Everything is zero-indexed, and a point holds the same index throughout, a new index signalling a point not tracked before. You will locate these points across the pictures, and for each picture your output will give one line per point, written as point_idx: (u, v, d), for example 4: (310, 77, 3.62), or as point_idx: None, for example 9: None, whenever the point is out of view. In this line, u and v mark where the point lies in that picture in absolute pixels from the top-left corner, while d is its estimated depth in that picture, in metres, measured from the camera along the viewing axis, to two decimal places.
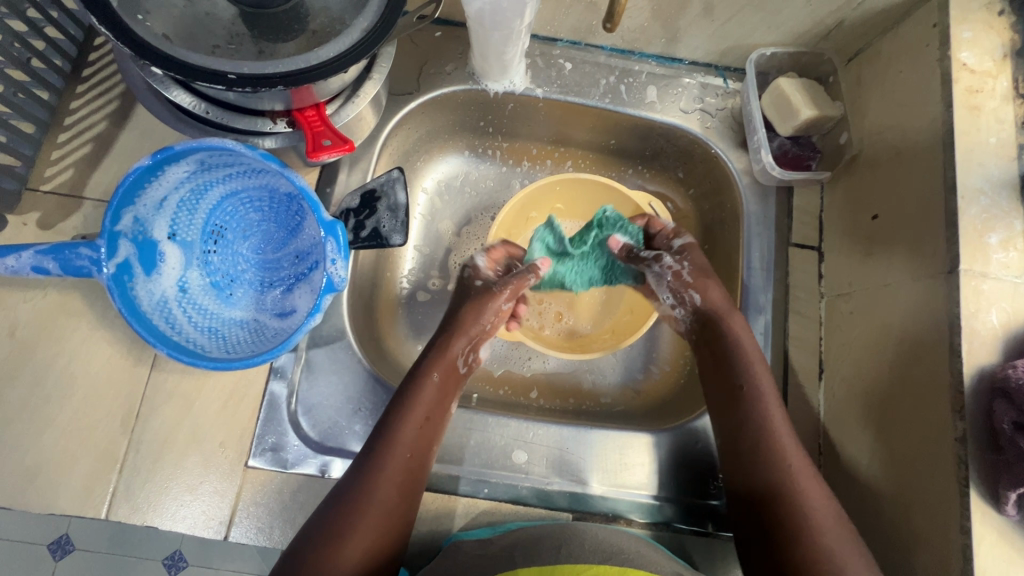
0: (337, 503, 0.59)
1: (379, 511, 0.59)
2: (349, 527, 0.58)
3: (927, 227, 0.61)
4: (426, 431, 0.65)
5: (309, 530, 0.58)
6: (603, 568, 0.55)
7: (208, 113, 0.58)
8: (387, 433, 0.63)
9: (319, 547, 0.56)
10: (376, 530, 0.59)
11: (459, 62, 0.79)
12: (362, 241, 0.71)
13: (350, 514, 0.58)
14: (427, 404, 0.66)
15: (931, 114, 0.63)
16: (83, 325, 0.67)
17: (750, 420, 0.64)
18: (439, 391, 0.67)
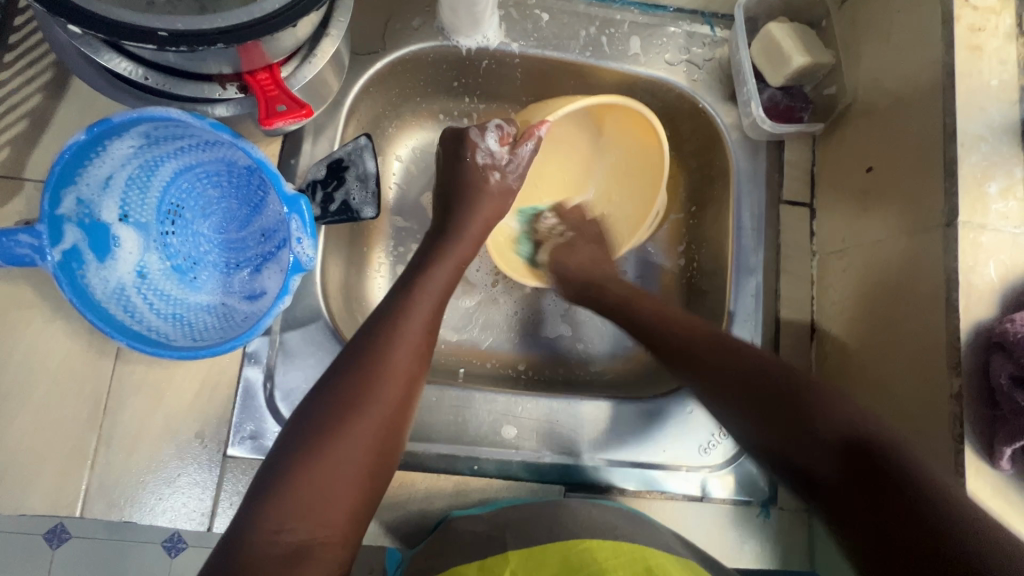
0: (352, 364, 0.55)
1: (397, 373, 0.56)
2: (366, 393, 0.53)
3: (924, 177, 0.58)
4: (437, 310, 0.63)
5: (308, 414, 0.52)
6: (597, 543, 0.53)
7: (148, 80, 0.52)
8: (399, 305, 0.60)
9: (336, 412, 0.52)
10: (394, 398, 0.55)
11: (427, 15, 0.73)
12: (331, 217, 0.66)
13: (366, 380, 0.54)
14: (441, 282, 0.64)
15: (930, 57, 0.59)
16: (38, 317, 0.63)
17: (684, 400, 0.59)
18: (453, 268, 0.66)
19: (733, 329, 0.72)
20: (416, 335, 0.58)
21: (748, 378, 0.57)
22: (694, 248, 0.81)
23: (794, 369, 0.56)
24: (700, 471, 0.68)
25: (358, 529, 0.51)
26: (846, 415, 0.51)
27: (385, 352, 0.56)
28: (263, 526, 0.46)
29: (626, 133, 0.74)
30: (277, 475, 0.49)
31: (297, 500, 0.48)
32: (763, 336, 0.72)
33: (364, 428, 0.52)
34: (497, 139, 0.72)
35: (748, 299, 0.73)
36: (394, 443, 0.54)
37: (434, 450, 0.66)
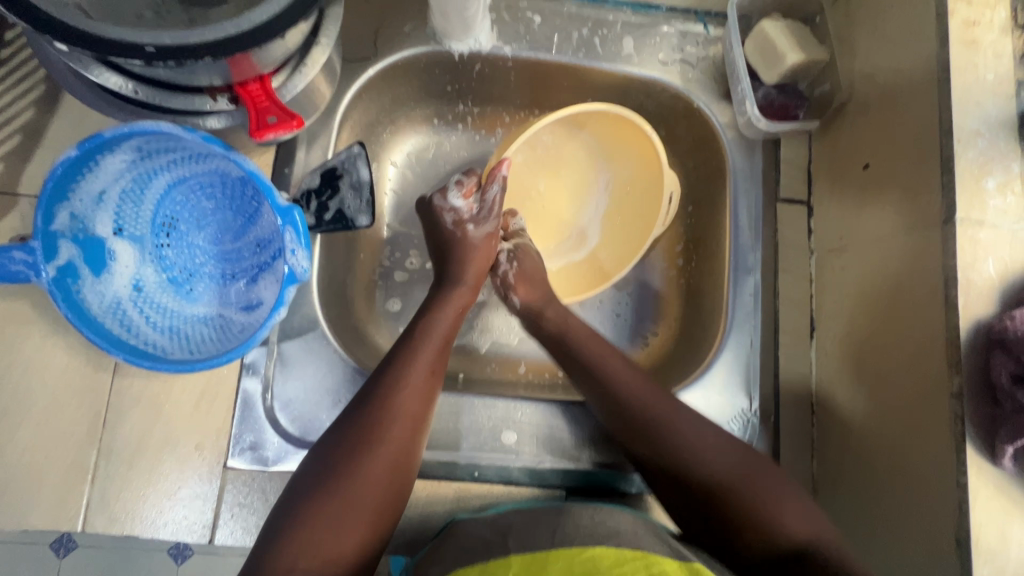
0: (360, 410, 0.55)
1: (404, 418, 0.55)
2: (374, 434, 0.54)
3: (921, 174, 0.58)
4: (444, 348, 0.63)
5: (315, 461, 0.53)
6: (600, 548, 0.53)
7: (138, 94, 0.52)
8: (408, 347, 0.60)
9: (343, 456, 0.52)
10: (401, 439, 0.54)
11: (418, 21, 0.73)
12: (326, 225, 0.66)
13: (373, 422, 0.54)
14: (447, 324, 0.64)
15: (925, 52, 0.59)
16: (35, 332, 0.63)
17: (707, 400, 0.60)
18: (455, 313, 0.66)
19: (732, 330, 0.71)
20: (423, 378, 0.58)
21: (707, 467, 0.57)
22: (691, 248, 0.81)
23: (738, 470, 0.56)
24: None
25: (368, 570, 0.51)
26: (789, 526, 0.53)
27: (392, 397, 0.56)
28: (272, 569, 0.47)
29: (623, 139, 0.74)
30: (287, 518, 0.49)
31: (307, 544, 0.48)
32: (763, 336, 0.71)
33: (374, 469, 0.52)
34: (459, 196, 0.72)
35: (747, 298, 0.72)
36: (404, 483, 0.54)
37: (435, 459, 0.66)
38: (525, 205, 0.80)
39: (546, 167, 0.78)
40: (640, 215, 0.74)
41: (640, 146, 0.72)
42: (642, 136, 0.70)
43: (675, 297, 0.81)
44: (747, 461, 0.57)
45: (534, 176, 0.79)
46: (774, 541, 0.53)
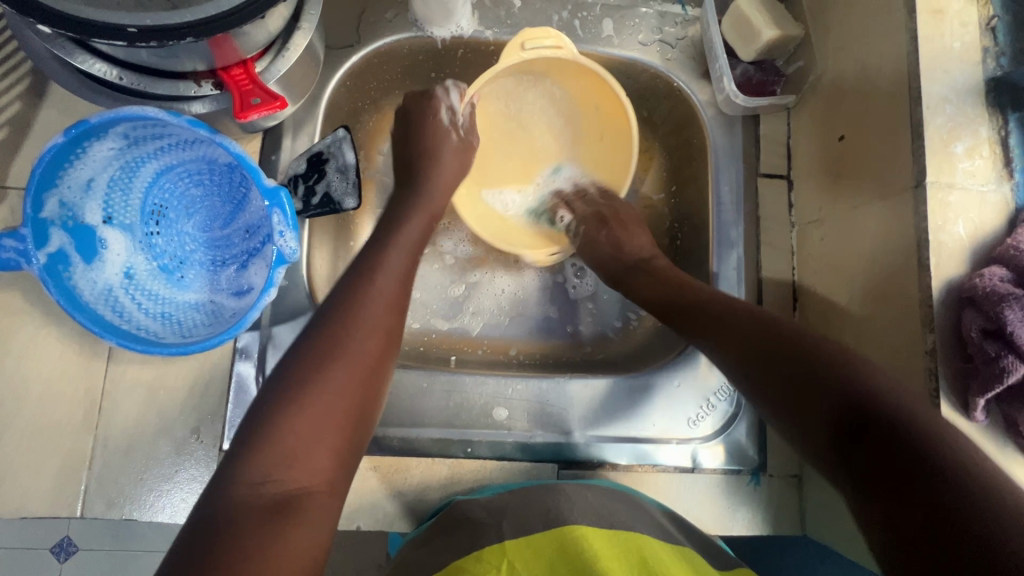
0: (327, 321, 0.54)
1: (373, 326, 0.55)
2: (337, 348, 0.52)
3: (894, 141, 0.59)
4: (409, 269, 0.62)
5: (281, 370, 0.51)
6: (591, 531, 0.54)
7: (123, 80, 0.53)
8: (368, 264, 0.60)
9: (310, 364, 0.51)
10: (368, 350, 0.54)
11: (400, 7, 0.74)
12: (313, 209, 0.67)
13: (339, 332, 0.53)
14: (409, 246, 0.64)
15: (894, 23, 0.60)
16: (28, 323, 0.64)
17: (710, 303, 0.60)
18: (424, 224, 0.68)
19: None
20: (388, 288, 0.58)
21: (754, 328, 0.55)
22: (676, 226, 0.82)
23: (805, 336, 0.53)
24: (690, 442, 0.70)
25: (339, 482, 0.48)
26: (837, 388, 0.47)
27: (360, 307, 0.55)
28: (241, 482, 0.43)
29: (579, 84, 0.76)
30: (252, 434, 0.46)
31: (274, 457, 0.45)
32: None
33: (338, 375, 0.51)
34: (457, 102, 0.75)
35: (730, 272, 0.74)
36: (370, 398, 0.53)
37: (427, 440, 0.67)
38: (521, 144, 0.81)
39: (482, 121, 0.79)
40: (609, 134, 0.77)
41: (589, 79, 0.74)
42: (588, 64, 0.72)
43: None
44: (797, 329, 0.54)
45: (513, 122, 0.80)
46: (860, 386, 0.47)
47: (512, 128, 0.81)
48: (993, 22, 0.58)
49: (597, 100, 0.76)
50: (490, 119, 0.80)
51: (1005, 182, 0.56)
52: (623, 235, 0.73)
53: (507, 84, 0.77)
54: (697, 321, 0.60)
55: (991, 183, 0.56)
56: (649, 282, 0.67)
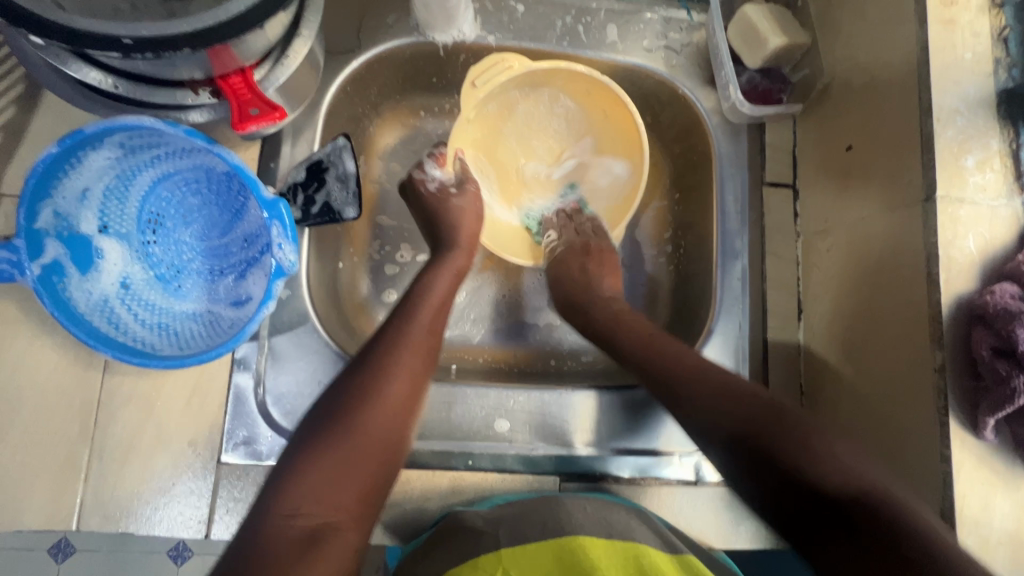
0: (362, 366, 0.56)
1: (405, 371, 0.57)
2: (375, 385, 0.55)
3: (903, 153, 0.58)
4: (442, 312, 0.65)
5: (316, 410, 0.53)
6: (585, 539, 0.55)
7: (118, 89, 0.52)
8: (405, 309, 0.62)
9: (346, 405, 0.53)
10: (402, 395, 0.56)
11: (402, 12, 0.73)
12: (313, 218, 0.66)
13: (375, 374, 0.56)
14: (443, 287, 0.66)
15: (904, 33, 0.59)
16: (22, 333, 0.63)
17: (670, 368, 0.60)
18: (450, 278, 0.68)
19: (720, 313, 0.72)
20: (422, 336, 0.60)
21: (738, 411, 0.54)
22: (680, 234, 0.82)
23: (755, 403, 0.54)
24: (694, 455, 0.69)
25: (370, 513, 0.50)
26: (820, 470, 0.48)
27: (394, 352, 0.58)
28: (277, 510, 0.46)
29: (590, 96, 0.75)
30: (290, 466, 0.49)
31: (309, 489, 0.48)
32: (751, 319, 0.72)
33: (375, 418, 0.53)
34: (437, 166, 0.75)
35: (735, 282, 0.73)
36: (403, 435, 0.55)
37: (427, 452, 0.67)
38: (529, 161, 0.81)
39: (481, 150, 0.78)
40: (624, 145, 0.75)
41: (598, 90, 0.73)
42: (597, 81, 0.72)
43: (664, 282, 0.82)
44: (757, 398, 0.55)
45: (515, 147, 0.80)
46: (820, 481, 0.48)
47: (515, 155, 0.80)
48: (1005, 33, 0.57)
49: (590, 100, 0.75)
50: (497, 143, 0.79)
51: (1016, 196, 0.55)
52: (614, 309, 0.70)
53: (502, 117, 0.77)
54: (673, 384, 0.59)
55: (1002, 197, 0.55)
56: (640, 339, 0.64)
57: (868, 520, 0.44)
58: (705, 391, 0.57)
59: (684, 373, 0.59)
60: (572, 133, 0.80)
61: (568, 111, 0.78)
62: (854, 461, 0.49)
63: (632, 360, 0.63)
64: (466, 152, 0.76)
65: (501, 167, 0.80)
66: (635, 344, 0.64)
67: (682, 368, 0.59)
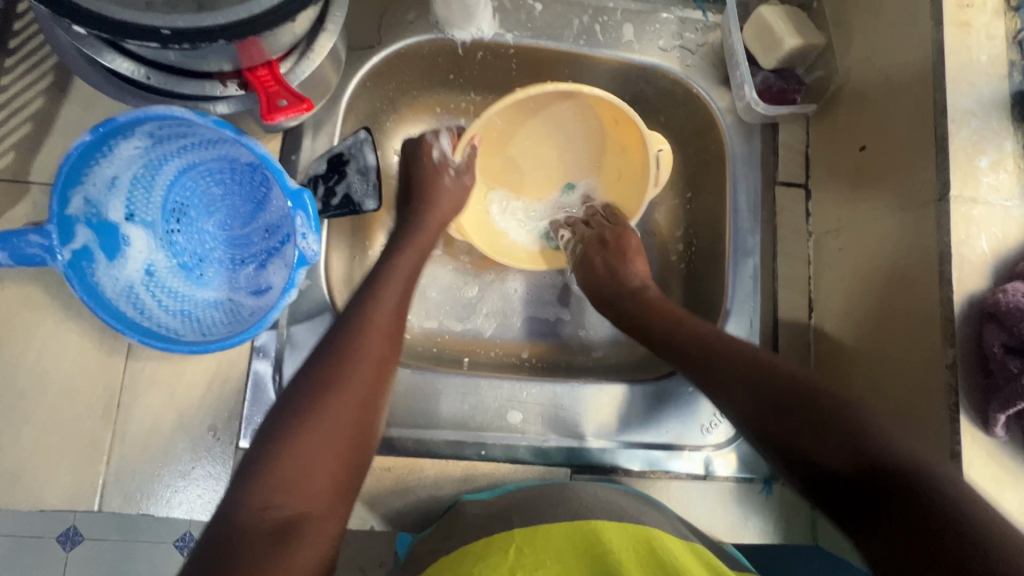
0: (327, 352, 0.57)
1: (370, 355, 0.57)
2: (341, 371, 0.55)
3: (916, 153, 0.59)
4: (409, 292, 0.65)
5: (285, 398, 0.54)
6: (601, 522, 0.55)
7: (150, 79, 0.53)
8: (370, 289, 0.63)
9: (311, 392, 0.53)
10: (366, 380, 0.56)
11: (422, 9, 0.74)
12: (334, 210, 0.68)
13: (338, 361, 0.56)
14: (405, 268, 0.66)
15: (920, 34, 0.60)
16: (49, 318, 0.64)
17: (728, 347, 0.61)
18: (416, 255, 0.68)
19: (732, 310, 0.73)
20: (385, 318, 0.61)
21: (781, 379, 0.56)
22: (691, 232, 0.82)
23: (817, 389, 0.55)
24: (703, 450, 0.70)
25: (344, 502, 0.51)
26: (877, 438, 0.49)
27: (359, 335, 0.58)
28: (246, 505, 0.46)
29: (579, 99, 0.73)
30: (260, 458, 0.49)
31: (276, 480, 0.48)
32: (762, 317, 0.73)
33: (342, 404, 0.54)
34: (448, 139, 0.77)
35: (746, 280, 0.74)
36: (372, 421, 0.55)
37: (440, 441, 0.68)
38: (545, 150, 0.80)
39: (492, 154, 0.80)
40: (631, 152, 0.76)
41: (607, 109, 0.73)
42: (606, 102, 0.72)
43: (675, 279, 0.83)
44: (813, 378, 0.56)
45: (526, 143, 0.80)
46: (832, 463, 0.50)
47: (529, 148, 0.80)
48: (1021, 36, 0.58)
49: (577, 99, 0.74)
50: (501, 149, 0.79)
51: None
52: (649, 296, 0.71)
53: (504, 126, 0.77)
54: (697, 353, 0.62)
55: (1014, 198, 0.55)
56: (669, 324, 0.66)
57: (913, 489, 0.45)
58: (742, 364, 0.59)
59: (701, 351, 0.62)
60: (577, 118, 0.78)
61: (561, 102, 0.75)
62: (906, 448, 0.48)
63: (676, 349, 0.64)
64: (478, 141, 0.76)
65: (506, 171, 0.81)
66: (665, 321, 0.67)
67: (717, 343, 0.62)
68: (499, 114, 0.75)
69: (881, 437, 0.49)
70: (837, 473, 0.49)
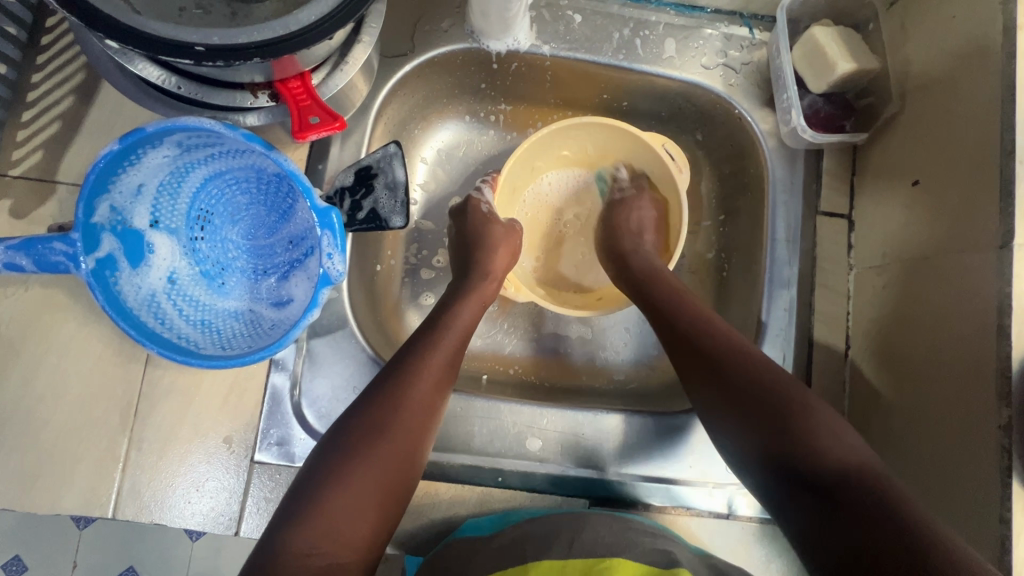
0: (381, 395, 0.56)
1: (422, 403, 0.57)
2: (393, 418, 0.55)
3: (977, 195, 0.56)
4: (464, 341, 0.64)
5: (332, 441, 0.54)
6: (608, 563, 0.55)
7: (180, 88, 0.52)
8: (428, 337, 0.61)
9: (361, 438, 0.53)
10: (417, 427, 0.55)
11: (457, 17, 0.72)
12: (360, 224, 0.66)
13: (392, 405, 0.55)
14: (469, 316, 0.65)
15: (988, 66, 0.56)
16: (70, 320, 0.64)
17: (689, 324, 0.60)
18: (476, 308, 0.67)
19: (763, 343, 0.70)
20: (442, 365, 0.60)
21: (758, 386, 0.54)
22: (723, 257, 0.80)
23: (874, 458, 0.49)
24: (727, 488, 0.67)
25: (376, 548, 0.51)
26: (825, 442, 0.49)
27: (416, 378, 0.57)
28: (290, 549, 0.46)
29: (614, 143, 0.77)
30: (306, 500, 0.50)
31: (320, 524, 0.48)
32: (795, 352, 0.70)
33: (390, 451, 0.53)
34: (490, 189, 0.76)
35: (780, 312, 0.71)
36: (416, 468, 0.55)
37: (456, 465, 0.66)
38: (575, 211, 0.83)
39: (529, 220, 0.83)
40: (663, 215, 0.78)
41: (614, 135, 0.75)
42: (611, 130, 0.74)
43: (704, 304, 0.80)
44: (786, 381, 0.54)
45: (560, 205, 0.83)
46: (822, 467, 0.48)
47: (561, 206, 0.83)
48: None
49: (607, 143, 0.77)
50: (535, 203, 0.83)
51: None
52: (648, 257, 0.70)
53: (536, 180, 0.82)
54: (689, 359, 0.59)
55: None
56: (676, 301, 0.63)
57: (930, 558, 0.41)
58: (746, 378, 0.55)
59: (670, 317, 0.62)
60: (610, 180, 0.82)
61: (591, 156, 0.80)
62: (849, 446, 0.49)
63: (683, 333, 0.60)
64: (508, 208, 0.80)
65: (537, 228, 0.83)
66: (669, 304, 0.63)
67: (705, 328, 0.59)
68: (534, 161, 0.78)
69: (824, 443, 0.49)
70: (790, 462, 0.50)
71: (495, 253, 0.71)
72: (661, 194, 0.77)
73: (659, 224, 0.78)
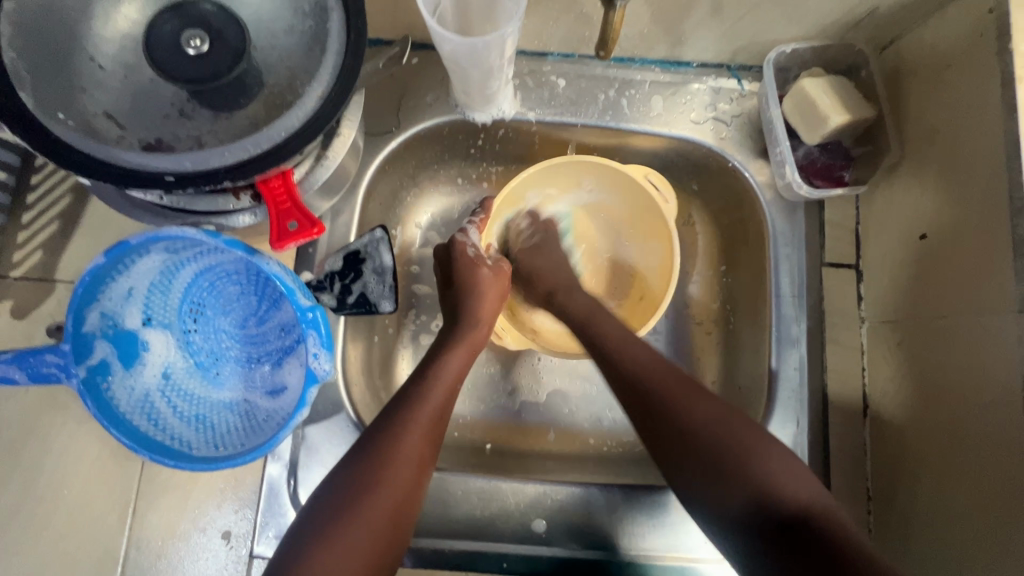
0: (369, 451, 0.54)
1: (411, 458, 0.55)
2: (380, 474, 0.53)
3: (990, 256, 0.53)
4: (454, 391, 0.62)
5: (319, 502, 0.52)
6: None
7: (164, 199, 0.52)
8: (417, 389, 0.60)
9: (350, 499, 0.51)
10: (408, 482, 0.54)
11: (441, 90, 0.72)
12: (349, 309, 0.68)
13: (381, 461, 0.54)
14: (457, 364, 0.63)
15: (988, 121, 0.54)
16: (70, 420, 0.64)
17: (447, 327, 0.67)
18: (466, 356, 0.65)
19: (775, 406, 0.67)
20: (431, 416, 0.58)
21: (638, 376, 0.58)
22: (728, 310, 0.77)
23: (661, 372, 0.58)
24: None
25: None
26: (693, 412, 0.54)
27: (404, 431, 0.56)
28: None
29: (606, 180, 0.75)
30: (294, 564, 0.48)
31: None
32: (810, 414, 0.67)
33: (378, 509, 0.52)
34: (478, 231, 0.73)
35: (791, 372, 0.68)
36: (405, 526, 0.53)
37: (461, 550, 0.64)
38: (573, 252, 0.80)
39: None
40: (655, 243, 0.76)
41: (565, 168, 0.74)
42: (580, 163, 0.73)
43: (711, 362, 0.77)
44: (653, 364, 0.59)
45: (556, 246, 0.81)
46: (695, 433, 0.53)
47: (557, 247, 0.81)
48: None
49: (601, 180, 0.75)
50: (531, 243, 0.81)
51: None
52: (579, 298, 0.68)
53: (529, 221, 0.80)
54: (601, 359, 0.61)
55: None
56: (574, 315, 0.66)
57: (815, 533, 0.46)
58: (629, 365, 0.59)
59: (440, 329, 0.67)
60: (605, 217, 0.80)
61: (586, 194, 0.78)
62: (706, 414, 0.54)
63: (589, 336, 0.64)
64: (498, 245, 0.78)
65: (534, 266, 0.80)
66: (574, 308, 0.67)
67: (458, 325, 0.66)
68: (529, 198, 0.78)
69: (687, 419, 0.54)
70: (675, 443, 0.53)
71: (478, 299, 0.69)
72: (653, 225, 0.75)
73: (655, 256, 0.76)
